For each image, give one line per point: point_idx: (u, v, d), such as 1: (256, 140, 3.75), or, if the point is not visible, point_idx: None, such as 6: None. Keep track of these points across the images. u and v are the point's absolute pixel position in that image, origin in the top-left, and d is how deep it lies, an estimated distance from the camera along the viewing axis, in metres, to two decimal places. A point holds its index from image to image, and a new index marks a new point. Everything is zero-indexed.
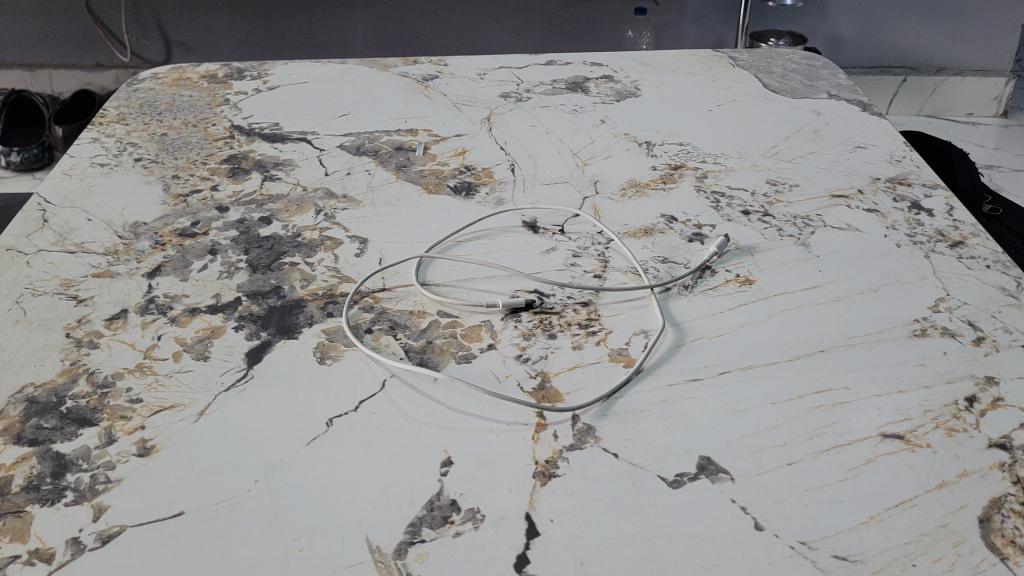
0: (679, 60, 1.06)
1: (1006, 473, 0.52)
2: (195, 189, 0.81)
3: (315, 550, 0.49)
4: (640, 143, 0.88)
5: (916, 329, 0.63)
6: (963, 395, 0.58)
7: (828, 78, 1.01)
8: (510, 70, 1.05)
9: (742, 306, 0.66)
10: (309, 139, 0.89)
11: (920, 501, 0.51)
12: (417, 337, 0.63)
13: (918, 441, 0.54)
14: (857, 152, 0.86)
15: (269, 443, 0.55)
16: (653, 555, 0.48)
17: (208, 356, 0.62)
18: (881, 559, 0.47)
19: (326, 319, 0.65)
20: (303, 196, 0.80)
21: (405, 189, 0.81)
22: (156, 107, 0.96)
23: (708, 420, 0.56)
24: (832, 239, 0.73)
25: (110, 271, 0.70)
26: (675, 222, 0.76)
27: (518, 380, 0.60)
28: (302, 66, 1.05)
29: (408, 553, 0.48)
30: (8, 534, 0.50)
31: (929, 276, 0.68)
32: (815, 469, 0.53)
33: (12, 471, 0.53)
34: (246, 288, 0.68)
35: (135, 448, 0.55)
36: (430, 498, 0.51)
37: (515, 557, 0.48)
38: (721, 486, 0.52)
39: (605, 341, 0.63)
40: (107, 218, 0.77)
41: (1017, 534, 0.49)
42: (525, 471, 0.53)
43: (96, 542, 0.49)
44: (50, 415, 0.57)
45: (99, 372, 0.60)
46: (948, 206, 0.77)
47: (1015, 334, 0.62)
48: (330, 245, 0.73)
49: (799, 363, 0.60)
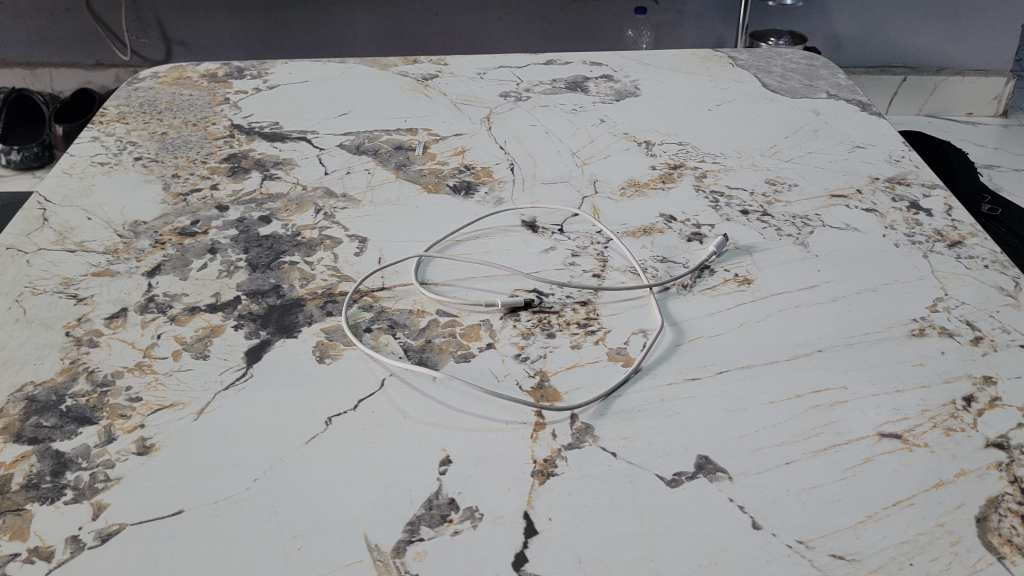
0: (679, 59, 1.07)
1: (1003, 473, 0.52)
2: (194, 188, 0.81)
3: (314, 548, 0.49)
4: (639, 143, 0.88)
5: (914, 328, 0.63)
6: (961, 395, 0.58)
7: (827, 78, 1.01)
8: (510, 70, 1.05)
9: (741, 306, 0.66)
10: (309, 138, 0.90)
11: (918, 500, 0.51)
12: (416, 336, 0.64)
13: (916, 440, 0.54)
14: (857, 152, 0.86)
15: (269, 442, 0.55)
16: (651, 554, 0.48)
17: (208, 355, 0.62)
18: (878, 558, 0.47)
19: (326, 318, 0.65)
20: (303, 195, 0.80)
21: (405, 188, 0.81)
22: (155, 106, 0.96)
23: (706, 419, 0.56)
24: (831, 238, 0.73)
25: (110, 270, 0.70)
26: (674, 222, 0.76)
27: (517, 379, 0.60)
28: (302, 65, 1.05)
29: (407, 552, 0.49)
30: (7, 532, 0.50)
31: (928, 276, 0.69)
32: (812, 468, 0.53)
33: (12, 469, 0.54)
34: (246, 287, 0.69)
35: (135, 446, 0.55)
36: (429, 497, 0.52)
37: (514, 556, 0.48)
38: (719, 485, 0.52)
39: (604, 340, 0.63)
40: (106, 217, 0.77)
41: (1014, 533, 0.49)
42: (524, 470, 0.53)
43: (95, 540, 0.49)
44: (49, 414, 0.57)
45: (99, 370, 0.60)
46: (947, 206, 0.77)
47: (1013, 334, 0.63)
48: (330, 244, 0.73)
49: (797, 362, 0.60)
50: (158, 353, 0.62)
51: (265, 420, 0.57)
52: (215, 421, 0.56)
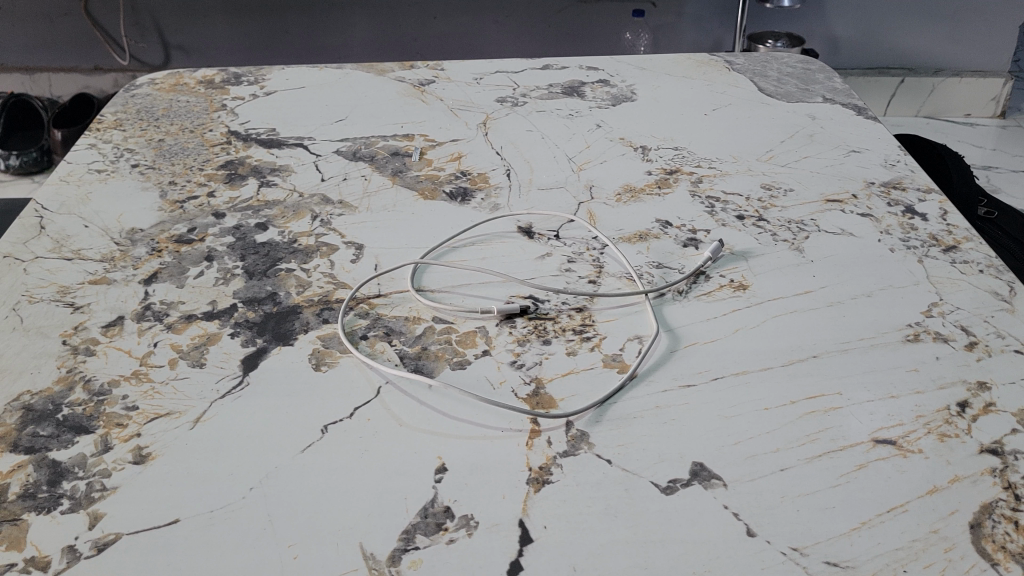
0: (675, 63, 1.07)
1: (997, 478, 0.52)
2: (191, 195, 0.82)
3: (310, 557, 0.49)
4: (635, 148, 0.88)
5: (909, 334, 0.63)
6: (955, 400, 0.58)
7: (823, 82, 1.01)
8: (507, 75, 1.05)
9: (736, 312, 0.66)
10: (306, 144, 0.90)
11: (912, 507, 0.51)
12: (412, 344, 0.64)
13: (910, 446, 0.55)
14: (852, 157, 0.86)
15: (265, 451, 0.55)
16: (646, 561, 0.48)
17: (205, 363, 0.62)
18: (872, 565, 0.48)
19: (322, 325, 0.65)
20: (300, 201, 0.80)
21: (401, 195, 0.81)
22: (153, 113, 0.96)
23: (701, 426, 0.56)
24: (826, 243, 0.73)
25: (107, 278, 0.70)
26: (669, 227, 0.76)
27: (512, 386, 0.60)
28: (299, 71, 1.05)
29: (402, 560, 0.49)
30: (4, 542, 0.50)
31: (923, 281, 0.69)
32: (807, 475, 0.53)
33: (9, 479, 0.54)
34: (242, 294, 0.69)
35: (131, 455, 0.55)
36: (424, 505, 0.52)
37: (509, 564, 0.48)
38: (714, 492, 0.52)
39: (599, 346, 0.63)
40: (103, 224, 0.77)
41: (1008, 540, 0.49)
42: (519, 477, 0.53)
43: (91, 550, 0.49)
44: (46, 423, 0.57)
45: (95, 380, 0.60)
46: (942, 211, 0.77)
47: (1008, 338, 0.63)
48: (326, 251, 0.74)
49: (792, 368, 0.61)
50: (155, 361, 0.62)
51: (261, 428, 0.57)
52: (211, 429, 0.57)
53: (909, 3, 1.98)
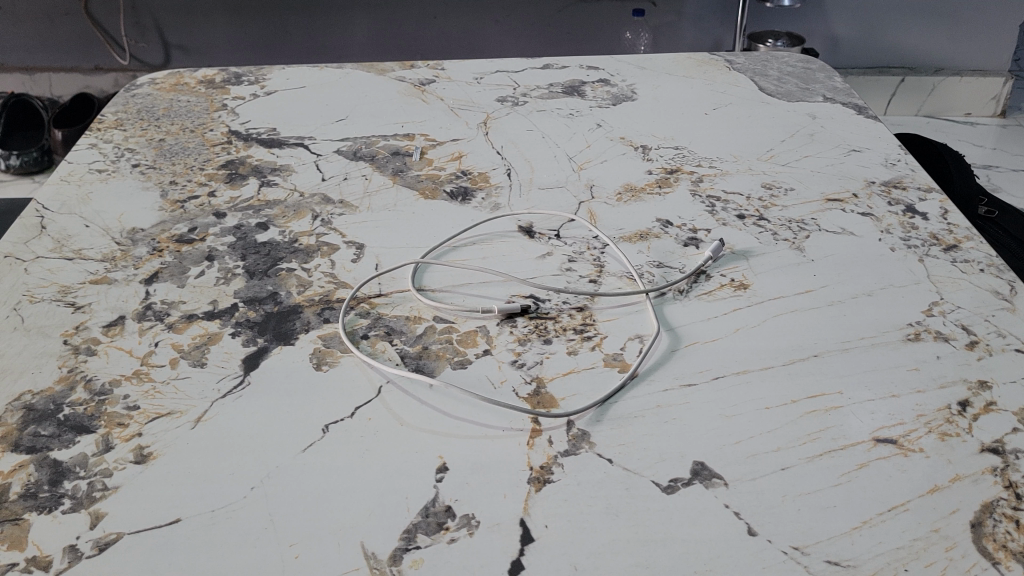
0: (675, 63, 1.07)
1: (998, 477, 0.52)
2: (192, 195, 0.82)
3: (312, 556, 0.49)
4: (636, 148, 0.88)
5: (910, 333, 0.63)
6: (956, 399, 0.58)
7: (824, 81, 1.01)
8: (507, 74, 1.05)
9: (737, 311, 0.66)
10: (306, 144, 0.90)
11: (913, 506, 0.51)
12: (413, 343, 0.64)
13: (911, 445, 0.55)
14: (853, 156, 0.86)
15: (267, 449, 0.55)
16: (647, 560, 0.48)
17: (207, 362, 0.62)
18: (873, 563, 0.48)
19: (323, 325, 0.65)
20: (301, 201, 0.80)
21: (402, 194, 0.81)
22: (153, 113, 0.96)
23: (702, 425, 0.56)
24: (827, 243, 0.73)
25: (108, 278, 0.70)
26: (670, 227, 0.76)
27: (513, 386, 0.60)
28: (300, 71, 1.05)
29: (403, 559, 0.49)
30: (5, 542, 0.50)
31: (923, 280, 0.69)
32: (808, 474, 0.53)
33: (10, 478, 0.54)
34: (243, 294, 0.69)
35: (132, 455, 0.55)
36: (425, 504, 0.52)
37: (510, 563, 0.49)
38: (715, 491, 0.52)
39: (600, 346, 0.63)
40: (104, 224, 0.77)
41: (1009, 539, 0.49)
42: (520, 477, 0.53)
43: (92, 550, 0.49)
44: (47, 423, 0.57)
45: (96, 379, 0.61)
46: (943, 210, 0.77)
47: (1009, 338, 0.63)
48: (327, 251, 0.74)
49: (792, 367, 0.61)
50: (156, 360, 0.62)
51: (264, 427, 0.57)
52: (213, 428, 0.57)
53: (909, 2, 1.98)
